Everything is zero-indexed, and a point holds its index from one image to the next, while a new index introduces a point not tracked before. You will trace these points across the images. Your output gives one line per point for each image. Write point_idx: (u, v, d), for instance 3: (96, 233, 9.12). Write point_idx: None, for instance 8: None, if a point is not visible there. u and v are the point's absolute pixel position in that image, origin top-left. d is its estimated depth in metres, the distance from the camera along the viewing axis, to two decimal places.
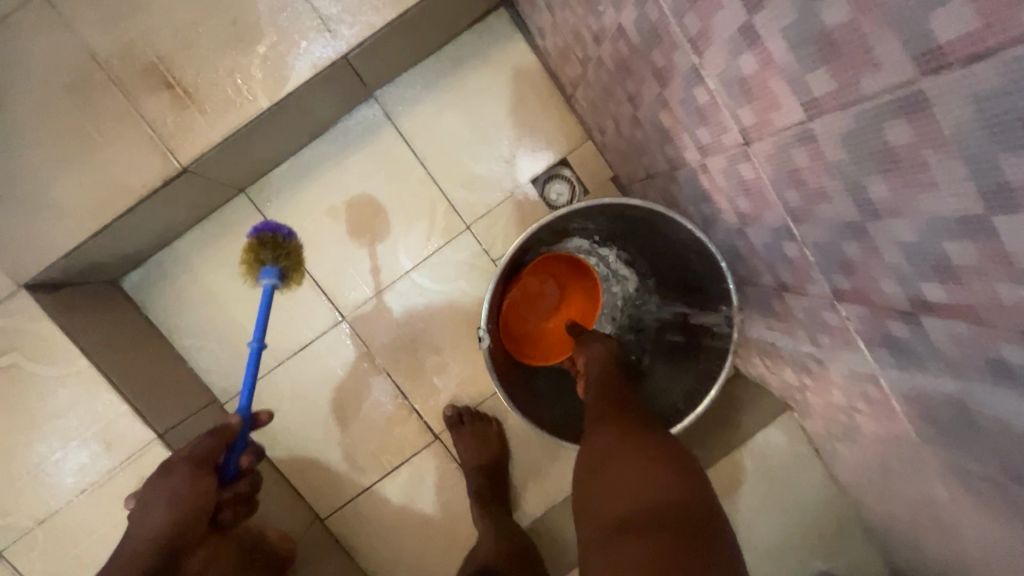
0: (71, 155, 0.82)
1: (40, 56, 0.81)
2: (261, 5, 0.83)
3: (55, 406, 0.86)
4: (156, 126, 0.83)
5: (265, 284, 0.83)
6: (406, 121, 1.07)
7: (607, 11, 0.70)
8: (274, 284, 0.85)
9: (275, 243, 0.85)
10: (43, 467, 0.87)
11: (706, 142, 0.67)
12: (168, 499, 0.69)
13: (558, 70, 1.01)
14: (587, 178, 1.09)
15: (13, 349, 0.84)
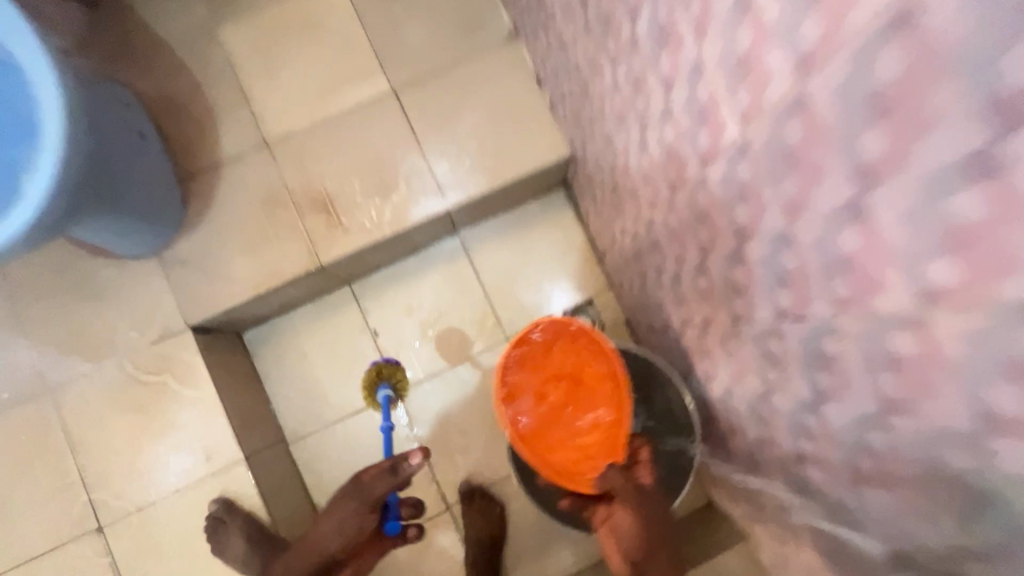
0: (251, 246, 1.20)
1: (252, 181, 1.21)
2: (402, 171, 1.24)
3: (181, 419, 1.15)
4: (312, 235, 1.21)
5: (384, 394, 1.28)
6: (478, 253, 1.42)
7: (629, 220, 1.05)
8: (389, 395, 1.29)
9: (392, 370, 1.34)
10: (156, 465, 1.14)
11: (685, 317, 0.97)
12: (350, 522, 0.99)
13: (594, 239, 1.37)
14: (605, 318, 1.41)
15: (167, 371, 1.16)
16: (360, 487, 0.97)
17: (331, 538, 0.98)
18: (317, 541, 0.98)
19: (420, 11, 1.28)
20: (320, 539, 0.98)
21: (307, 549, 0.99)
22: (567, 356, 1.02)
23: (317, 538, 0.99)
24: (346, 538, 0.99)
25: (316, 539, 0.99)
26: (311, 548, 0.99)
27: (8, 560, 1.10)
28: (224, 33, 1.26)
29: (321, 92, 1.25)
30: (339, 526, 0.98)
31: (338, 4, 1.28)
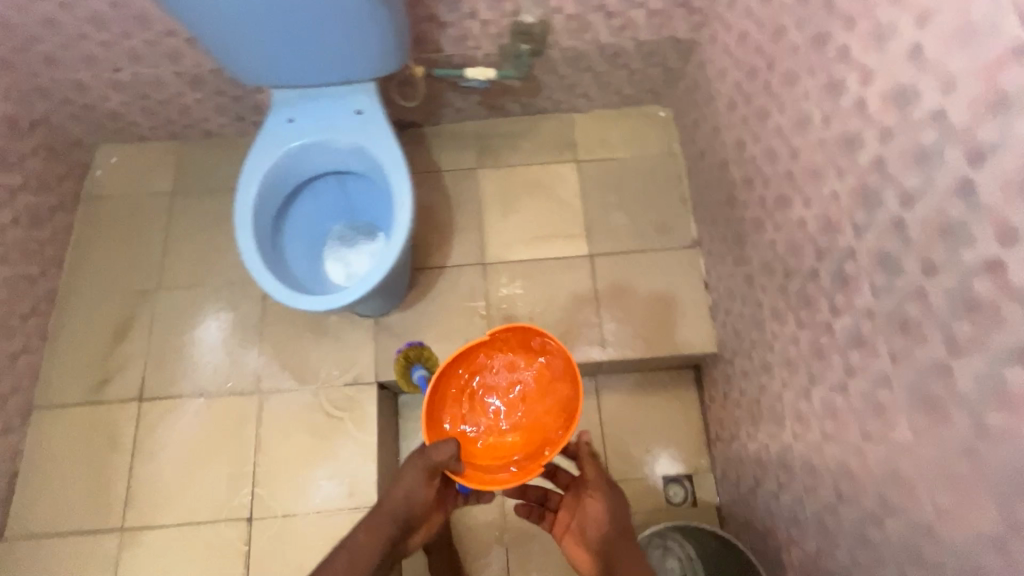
0: (446, 337, 1.49)
1: (463, 287, 1.54)
2: (577, 318, 1.52)
3: (342, 453, 1.38)
4: None
5: (420, 378, 1.29)
6: (606, 396, 1.61)
7: (762, 431, 1.23)
8: (424, 376, 1.31)
9: (419, 353, 1.34)
10: (310, 484, 1.36)
11: (795, 535, 1.10)
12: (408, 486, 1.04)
13: (711, 423, 1.54)
14: (700, 496, 1.53)
15: (349, 411, 1.41)
16: (422, 470, 1.01)
17: (397, 510, 1.04)
18: (380, 528, 1.03)
19: (628, 203, 1.63)
20: (382, 522, 1.03)
21: (372, 538, 1.02)
22: (531, 373, 1.12)
23: (379, 520, 1.03)
24: (407, 512, 1.05)
25: (379, 523, 1.03)
26: (374, 536, 1.02)
27: (175, 518, 1.33)
28: (480, 174, 1.65)
29: (537, 240, 1.59)
30: (406, 502, 1.04)
31: (569, 179, 1.65)
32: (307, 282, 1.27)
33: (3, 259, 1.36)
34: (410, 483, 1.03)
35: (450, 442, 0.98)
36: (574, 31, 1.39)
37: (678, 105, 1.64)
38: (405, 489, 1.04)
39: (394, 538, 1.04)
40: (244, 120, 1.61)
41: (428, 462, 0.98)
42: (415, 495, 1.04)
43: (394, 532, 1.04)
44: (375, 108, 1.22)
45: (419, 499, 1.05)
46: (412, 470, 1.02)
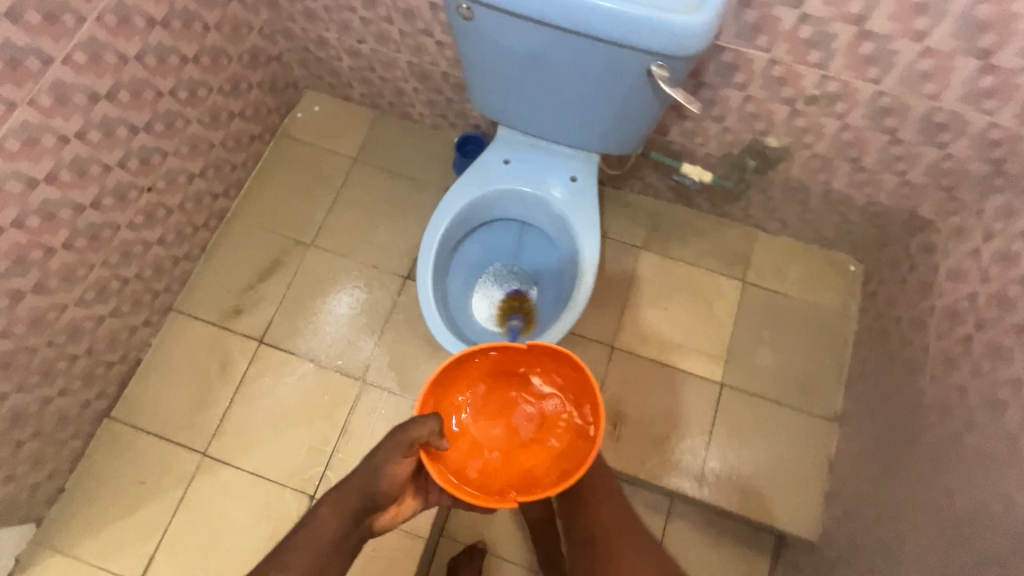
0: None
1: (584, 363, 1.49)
2: (684, 444, 1.44)
3: None
4: None
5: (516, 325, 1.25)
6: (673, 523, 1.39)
7: None
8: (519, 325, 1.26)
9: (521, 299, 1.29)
10: None
11: None
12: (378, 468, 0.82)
13: None
14: None
15: None
16: (398, 451, 0.80)
17: (371, 492, 0.82)
18: (336, 513, 0.80)
19: (780, 346, 1.52)
20: (344, 505, 0.80)
21: (329, 523, 0.79)
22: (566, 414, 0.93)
23: (344, 503, 0.80)
24: (373, 491, 0.82)
25: (342, 506, 0.80)
26: (332, 521, 0.79)
27: (250, 466, 1.39)
28: (641, 255, 1.59)
29: (673, 346, 1.52)
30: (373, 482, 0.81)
31: (728, 296, 1.56)
32: (456, 317, 1.25)
33: (202, 173, 1.45)
34: (377, 464, 0.81)
35: (429, 422, 0.81)
36: (811, 169, 1.29)
37: (878, 268, 1.50)
38: (368, 468, 0.82)
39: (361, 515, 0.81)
40: (445, 118, 1.63)
41: (402, 445, 0.80)
42: (382, 476, 0.81)
43: (362, 509, 0.82)
44: (590, 183, 1.19)
45: (386, 481, 0.82)
46: (385, 447, 0.80)
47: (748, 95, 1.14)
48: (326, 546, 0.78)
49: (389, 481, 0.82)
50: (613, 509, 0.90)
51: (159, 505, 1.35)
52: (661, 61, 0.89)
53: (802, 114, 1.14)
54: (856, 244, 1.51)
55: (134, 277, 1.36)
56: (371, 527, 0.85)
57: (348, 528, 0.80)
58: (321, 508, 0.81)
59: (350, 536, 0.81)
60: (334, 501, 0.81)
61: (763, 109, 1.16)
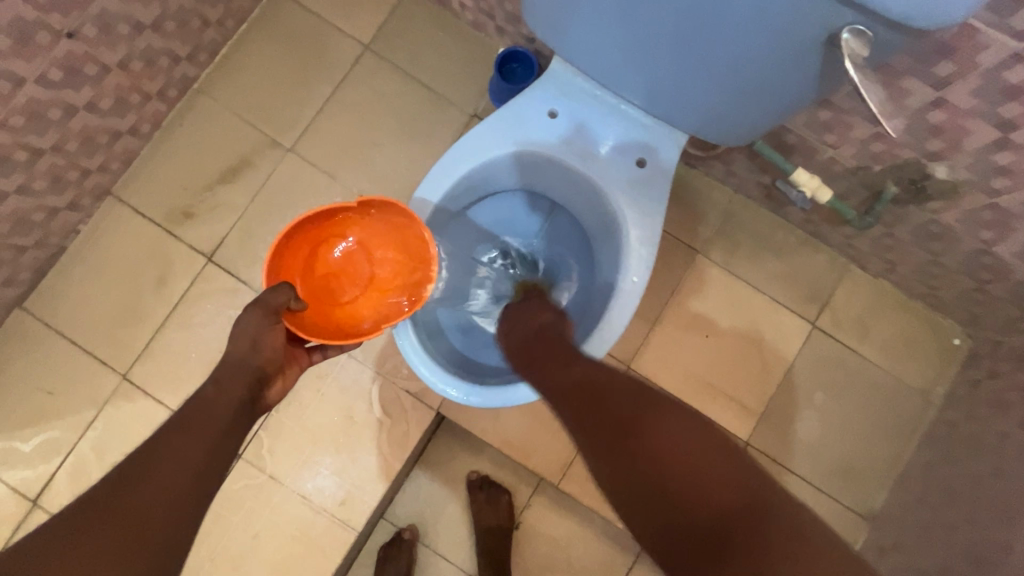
0: (533, 419, 1.23)
1: None
2: None
3: (358, 458, 1.20)
4: (576, 459, 1.23)
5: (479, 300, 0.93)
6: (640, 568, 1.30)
7: None
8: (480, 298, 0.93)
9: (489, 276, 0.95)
10: (311, 465, 1.19)
11: None
12: (251, 338, 0.68)
13: None
14: None
15: (393, 422, 1.21)
16: (268, 319, 0.69)
17: (257, 368, 0.69)
18: (228, 393, 0.66)
19: (833, 416, 1.22)
20: (232, 386, 0.66)
21: (214, 411, 0.64)
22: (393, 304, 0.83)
23: (231, 382, 0.66)
24: (257, 363, 0.69)
25: (227, 387, 0.66)
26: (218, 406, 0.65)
27: (175, 403, 1.19)
28: (696, 261, 1.25)
29: (702, 383, 1.23)
30: (249, 351, 0.68)
31: (789, 338, 1.24)
32: (441, 309, 0.94)
33: (156, 24, 1.09)
34: (250, 335, 0.68)
35: (275, 293, 0.70)
36: (975, 220, 0.90)
37: (993, 353, 1.15)
38: (241, 344, 0.68)
39: (256, 388, 0.69)
40: (490, 16, 1.21)
41: (272, 309, 0.69)
42: (264, 346, 0.69)
43: (255, 385, 0.69)
44: (663, 175, 0.82)
45: (270, 351, 0.70)
46: (250, 317, 0.68)
47: (941, 98, 0.73)
48: (215, 425, 0.64)
49: (274, 350, 0.70)
50: (672, 420, 0.59)
51: (67, 423, 1.17)
52: (865, 27, 0.53)
53: (1011, 148, 0.74)
54: (976, 317, 1.15)
55: (52, 150, 1.05)
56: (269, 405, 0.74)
57: (241, 404, 0.67)
58: (202, 392, 0.66)
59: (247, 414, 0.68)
60: (218, 383, 0.66)
61: (953, 124, 0.76)
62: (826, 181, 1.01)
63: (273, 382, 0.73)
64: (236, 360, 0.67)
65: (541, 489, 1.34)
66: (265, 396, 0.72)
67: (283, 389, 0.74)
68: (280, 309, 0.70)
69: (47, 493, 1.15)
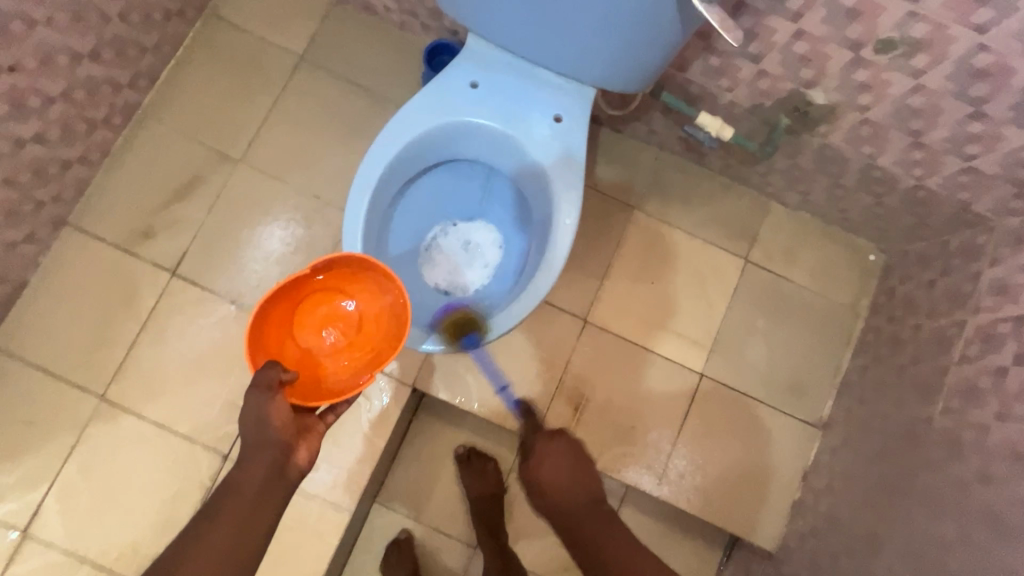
0: (504, 382, 1.30)
1: (548, 336, 1.31)
2: (649, 435, 1.30)
3: (343, 442, 1.25)
4: (550, 415, 1.29)
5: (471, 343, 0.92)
6: (624, 511, 1.38)
7: None
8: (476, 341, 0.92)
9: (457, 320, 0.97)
10: None
11: None
12: (257, 416, 0.74)
13: None
14: None
15: (372, 404, 1.27)
16: (264, 393, 0.75)
17: (276, 442, 0.75)
18: (252, 470, 0.73)
19: (776, 339, 1.33)
20: (256, 467, 0.73)
21: (238, 499, 0.71)
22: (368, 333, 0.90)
23: (255, 465, 0.73)
24: (269, 436, 0.74)
25: (251, 467, 0.73)
26: (243, 493, 0.71)
27: (157, 417, 1.22)
28: (634, 216, 1.35)
29: (654, 328, 1.33)
30: (257, 428, 0.74)
31: (727, 273, 1.35)
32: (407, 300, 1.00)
33: (94, 53, 1.14)
34: (257, 414, 0.74)
35: (265, 370, 0.76)
36: (858, 137, 1.03)
37: (902, 261, 1.28)
38: (251, 426, 0.74)
39: (278, 462, 0.74)
40: (414, 15, 1.31)
41: (265, 385, 0.75)
42: (272, 420, 0.74)
43: (278, 458, 0.75)
44: (578, 128, 0.92)
45: (279, 420, 0.75)
46: (251, 399, 0.74)
47: (801, 29, 0.85)
48: (250, 500, 0.71)
49: (280, 423, 0.75)
50: None
51: (49, 452, 1.19)
52: None
53: (866, 65, 0.86)
54: (884, 231, 1.28)
55: (4, 183, 1.08)
56: (303, 472, 0.78)
57: (266, 484, 0.72)
58: (232, 478, 0.73)
59: (277, 486, 0.74)
60: (245, 466, 0.73)
61: (815, 51, 0.88)
62: (731, 124, 1.13)
63: (297, 448, 0.77)
64: (252, 440, 0.74)
65: (524, 452, 1.41)
66: (292, 462, 0.76)
67: (310, 454, 0.78)
68: (273, 383, 0.76)
69: (36, 521, 1.16)
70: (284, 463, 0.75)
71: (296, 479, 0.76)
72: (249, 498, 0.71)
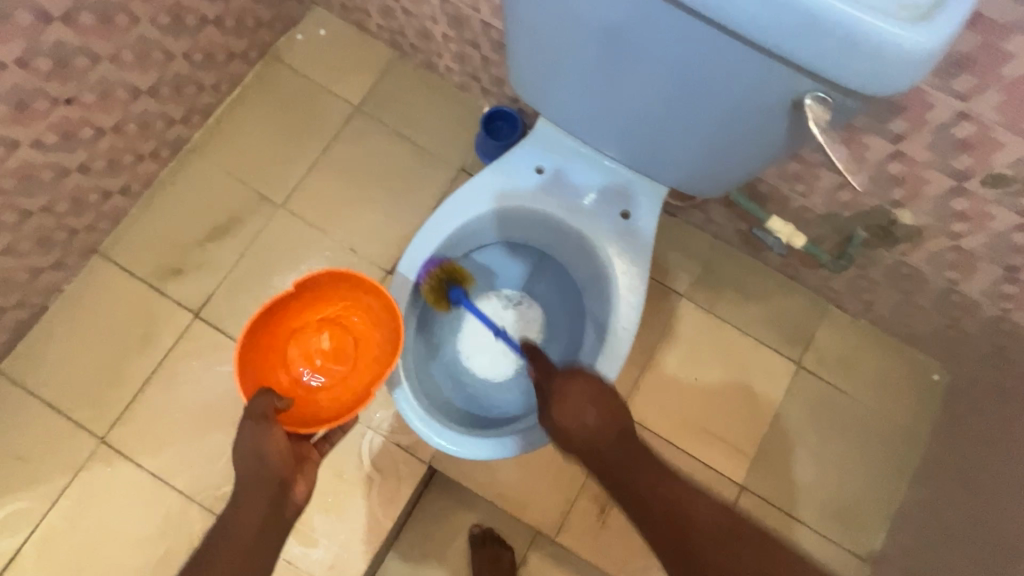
0: (526, 468, 1.21)
1: None
2: None
3: (349, 516, 1.16)
4: (573, 512, 1.19)
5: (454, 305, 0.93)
6: None
7: None
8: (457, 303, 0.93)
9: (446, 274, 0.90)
10: (303, 529, 1.15)
11: None
12: (253, 449, 0.68)
13: None
14: None
15: (384, 478, 1.18)
16: (261, 424, 0.69)
17: (272, 476, 0.68)
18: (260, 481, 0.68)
19: (826, 456, 1.23)
20: (252, 506, 0.67)
21: (234, 541, 0.65)
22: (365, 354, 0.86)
23: (248, 508, 0.67)
24: (264, 469, 0.68)
25: (245, 507, 0.67)
26: (240, 533, 0.66)
27: (155, 467, 1.14)
28: (682, 304, 1.28)
29: (694, 427, 1.23)
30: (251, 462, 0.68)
31: (776, 377, 1.26)
32: (439, 377, 0.95)
33: (153, 89, 1.13)
34: (252, 447, 0.68)
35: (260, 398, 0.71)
36: (942, 261, 0.95)
37: (972, 387, 1.18)
38: (247, 459, 0.68)
39: (277, 499, 0.69)
40: (476, 78, 1.28)
41: (259, 415, 0.69)
42: (269, 453, 0.68)
43: (276, 496, 0.69)
44: (646, 227, 0.86)
45: (277, 453, 0.69)
46: (244, 433, 0.68)
47: (899, 151, 0.79)
48: (248, 539, 0.65)
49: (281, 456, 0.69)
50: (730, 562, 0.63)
51: (37, 493, 1.11)
52: (825, 94, 0.57)
53: (967, 195, 0.80)
54: (954, 352, 1.18)
55: (40, 212, 1.05)
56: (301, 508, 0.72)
57: (264, 522, 0.67)
58: (224, 519, 0.67)
59: (275, 526, 0.68)
60: (240, 505, 0.67)
61: (912, 175, 0.81)
62: (800, 228, 1.06)
63: (295, 483, 0.72)
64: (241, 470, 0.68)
65: (539, 544, 1.21)
66: (290, 497, 0.71)
67: (308, 488, 0.73)
68: (267, 413, 0.70)
69: (11, 569, 1.08)
70: (280, 497, 0.69)
71: (294, 515, 0.71)
72: (244, 540, 0.66)
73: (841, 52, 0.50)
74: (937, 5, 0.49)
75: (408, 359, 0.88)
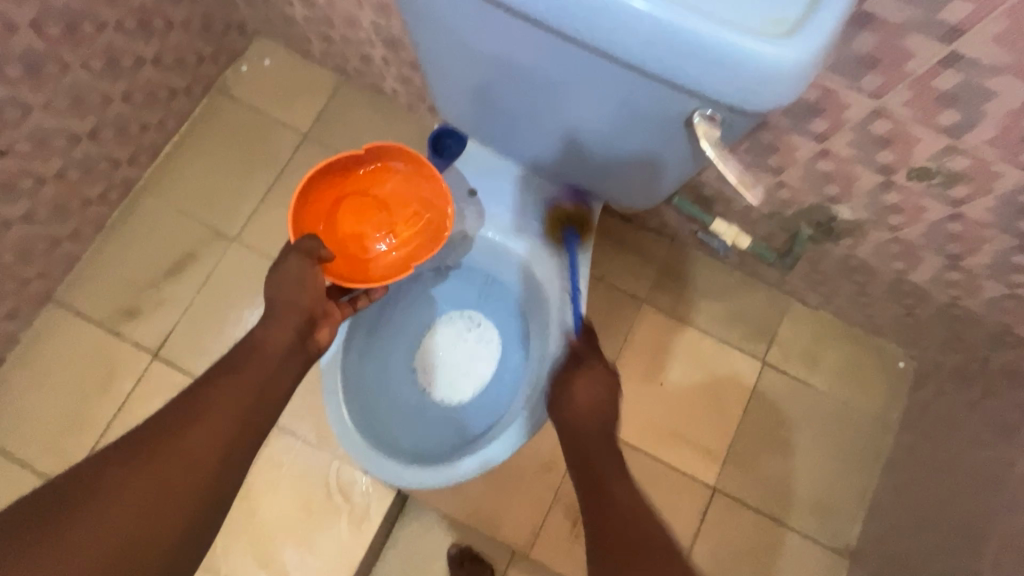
0: (497, 485, 1.20)
1: (548, 439, 1.22)
2: None
3: (318, 548, 1.15)
4: (545, 527, 1.19)
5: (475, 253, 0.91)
6: None
7: None
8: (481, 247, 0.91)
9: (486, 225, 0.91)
10: (273, 564, 1.14)
11: None
12: (293, 281, 0.75)
13: None
14: None
15: (353, 507, 1.17)
16: (305, 261, 0.76)
17: (303, 309, 0.76)
18: (277, 337, 0.74)
19: (797, 450, 1.22)
20: (282, 328, 0.75)
21: (259, 361, 0.72)
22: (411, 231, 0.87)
23: (280, 329, 0.74)
24: (300, 304, 0.75)
25: (276, 330, 0.74)
26: (264, 355, 0.73)
27: None
28: (643, 309, 1.27)
29: (663, 431, 1.23)
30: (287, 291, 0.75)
31: (743, 375, 1.25)
32: (390, 406, 0.94)
33: (93, 133, 1.12)
34: (295, 275, 0.75)
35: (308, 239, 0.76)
36: (887, 252, 0.95)
37: (936, 371, 1.18)
38: (287, 285, 0.75)
39: (303, 330, 0.76)
40: (421, 99, 1.28)
41: (306, 252, 0.76)
42: (307, 287, 0.75)
43: (302, 328, 0.76)
44: (582, 237, 0.86)
45: (312, 289, 0.76)
46: (289, 262, 0.75)
47: (825, 149, 0.79)
48: (270, 367, 0.72)
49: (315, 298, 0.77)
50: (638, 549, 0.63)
51: None
52: (711, 111, 0.56)
53: (896, 188, 0.79)
54: (915, 339, 1.18)
55: None
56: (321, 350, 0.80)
57: (291, 347, 0.75)
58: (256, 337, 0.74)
59: (297, 357, 0.76)
60: (273, 326, 0.75)
61: (842, 171, 0.81)
62: (748, 227, 1.06)
63: (322, 324, 0.79)
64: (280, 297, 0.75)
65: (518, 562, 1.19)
66: (314, 335, 0.78)
67: (331, 335, 0.80)
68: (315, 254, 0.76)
69: None
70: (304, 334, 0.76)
71: (315, 351, 0.79)
72: (269, 363, 0.73)
73: (714, 70, 0.50)
74: (804, 18, 0.48)
75: (354, 402, 0.89)
